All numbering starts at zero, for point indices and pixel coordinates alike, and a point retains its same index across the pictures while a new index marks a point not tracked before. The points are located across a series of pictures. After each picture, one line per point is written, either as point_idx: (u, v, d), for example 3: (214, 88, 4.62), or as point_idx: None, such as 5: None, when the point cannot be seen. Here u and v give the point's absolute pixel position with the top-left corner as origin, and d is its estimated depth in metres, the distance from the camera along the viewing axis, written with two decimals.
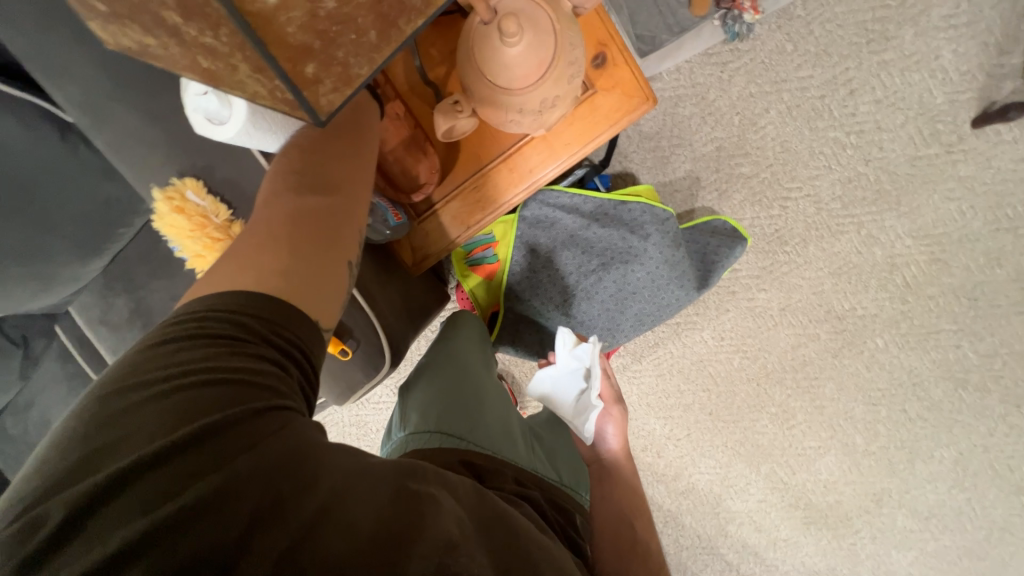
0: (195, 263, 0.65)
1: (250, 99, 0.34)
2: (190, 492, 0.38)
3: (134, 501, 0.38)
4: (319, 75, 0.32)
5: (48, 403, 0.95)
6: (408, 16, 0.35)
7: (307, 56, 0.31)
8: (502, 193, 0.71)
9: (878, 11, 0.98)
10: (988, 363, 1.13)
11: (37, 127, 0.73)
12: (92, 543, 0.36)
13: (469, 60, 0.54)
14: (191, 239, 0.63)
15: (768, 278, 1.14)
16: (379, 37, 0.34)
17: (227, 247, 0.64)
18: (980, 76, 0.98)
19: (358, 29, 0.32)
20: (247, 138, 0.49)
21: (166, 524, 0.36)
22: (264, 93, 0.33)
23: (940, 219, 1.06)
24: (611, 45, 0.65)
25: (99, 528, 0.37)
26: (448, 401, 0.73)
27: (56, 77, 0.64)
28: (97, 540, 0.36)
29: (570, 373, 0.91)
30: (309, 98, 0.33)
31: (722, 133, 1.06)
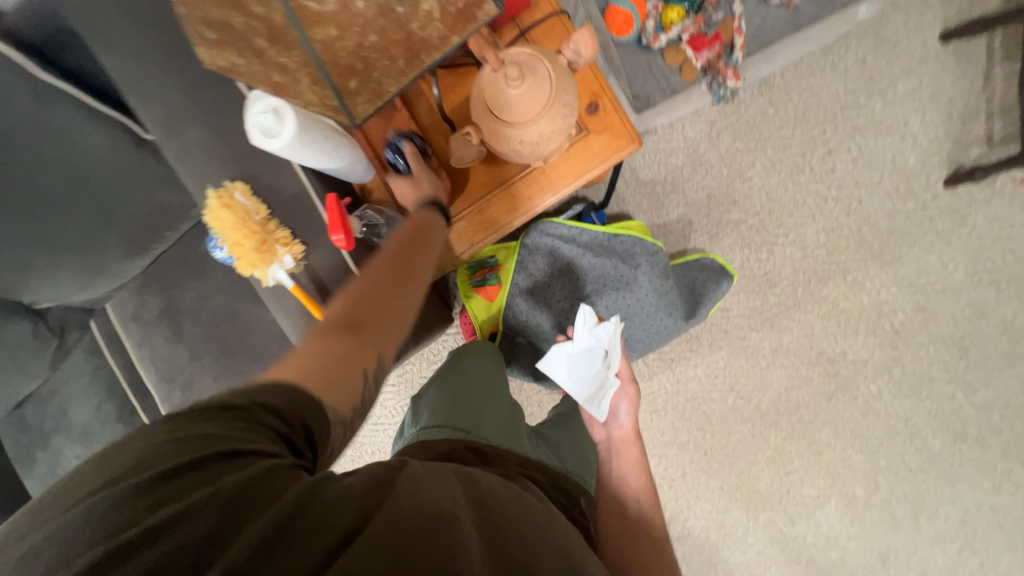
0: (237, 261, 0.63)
1: (306, 103, 0.49)
2: (181, 502, 0.39)
3: (141, 503, 0.39)
4: (358, 87, 0.48)
5: (72, 392, 1.02)
6: (428, 53, 0.49)
7: (352, 74, 0.46)
8: (504, 216, 0.79)
9: (849, 84, 1.09)
10: (985, 415, 1.13)
11: (117, 138, 0.79)
12: (97, 537, 0.38)
13: (479, 99, 0.64)
14: (234, 236, 0.62)
15: (760, 319, 1.19)
16: (404, 64, 0.49)
17: (268, 245, 0.62)
18: (948, 141, 1.07)
19: (389, 57, 0.47)
20: (291, 151, 0.58)
21: (158, 528, 0.38)
22: (318, 99, 0.48)
23: (923, 270, 1.11)
24: (602, 96, 0.76)
25: (102, 531, 0.38)
26: (454, 401, 0.75)
27: (130, 89, 0.68)
28: (100, 535, 0.38)
29: (587, 351, 0.88)
30: (349, 104, 0.48)
31: (712, 182, 1.17)
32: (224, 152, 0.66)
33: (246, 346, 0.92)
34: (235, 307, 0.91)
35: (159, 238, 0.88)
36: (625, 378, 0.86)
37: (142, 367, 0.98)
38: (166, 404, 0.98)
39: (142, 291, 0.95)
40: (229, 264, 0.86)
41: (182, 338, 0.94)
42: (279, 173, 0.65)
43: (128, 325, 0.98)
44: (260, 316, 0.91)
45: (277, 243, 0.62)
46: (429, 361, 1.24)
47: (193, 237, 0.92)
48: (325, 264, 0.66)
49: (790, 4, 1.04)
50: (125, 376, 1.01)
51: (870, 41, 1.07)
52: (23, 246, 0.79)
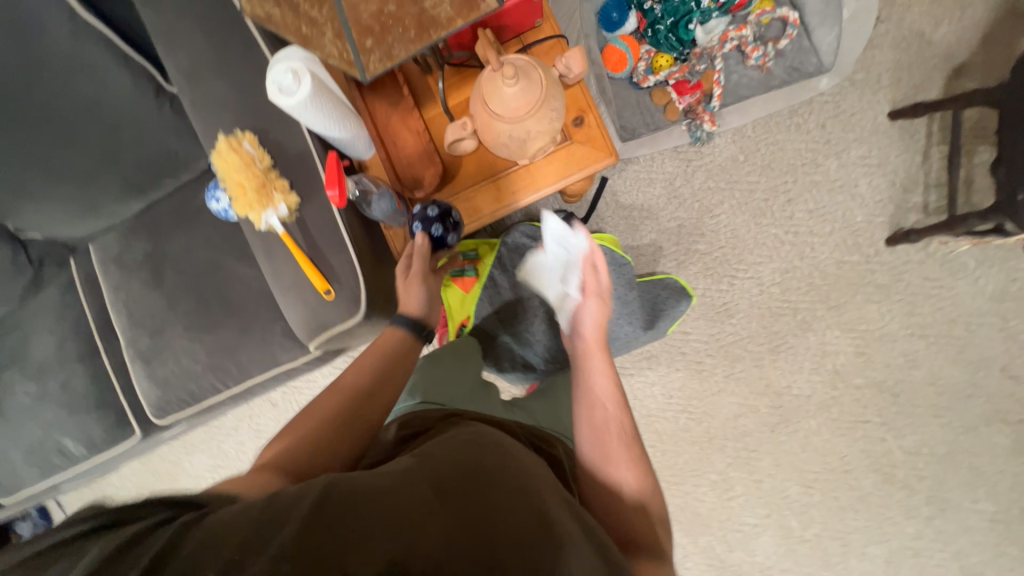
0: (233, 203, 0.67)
1: (324, 61, 0.56)
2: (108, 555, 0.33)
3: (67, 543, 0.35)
4: (372, 46, 0.55)
5: (37, 327, 1.02)
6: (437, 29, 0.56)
7: (368, 33, 0.54)
8: (487, 206, 0.86)
9: (810, 144, 1.23)
10: (912, 460, 1.21)
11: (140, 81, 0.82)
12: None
13: (477, 93, 0.72)
14: (234, 180, 0.66)
15: (715, 345, 1.27)
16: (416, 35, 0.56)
17: (262, 193, 0.66)
18: (891, 205, 1.20)
19: (402, 26, 0.55)
20: (302, 110, 0.65)
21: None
22: (335, 54, 0.55)
23: (863, 318, 1.22)
24: (588, 112, 0.84)
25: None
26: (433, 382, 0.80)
27: (162, 34, 0.74)
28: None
29: (559, 265, 0.88)
30: (362, 59, 0.55)
31: (684, 214, 1.27)
32: (239, 106, 0.71)
33: (223, 301, 0.94)
34: (219, 261, 0.94)
35: (158, 185, 0.92)
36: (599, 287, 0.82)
37: (114, 310, 1.00)
38: (131, 350, 0.98)
39: (129, 235, 0.98)
40: (222, 217, 0.90)
41: (161, 286, 0.96)
42: (287, 132, 0.70)
43: (108, 267, 0.99)
44: (243, 273, 0.94)
45: (272, 193, 0.67)
46: None
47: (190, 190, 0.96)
48: (316, 220, 0.70)
49: (763, 66, 1.17)
50: (94, 317, 1.01)
51: (830, 110, 1.21)
52: (23, 170, 0.82)
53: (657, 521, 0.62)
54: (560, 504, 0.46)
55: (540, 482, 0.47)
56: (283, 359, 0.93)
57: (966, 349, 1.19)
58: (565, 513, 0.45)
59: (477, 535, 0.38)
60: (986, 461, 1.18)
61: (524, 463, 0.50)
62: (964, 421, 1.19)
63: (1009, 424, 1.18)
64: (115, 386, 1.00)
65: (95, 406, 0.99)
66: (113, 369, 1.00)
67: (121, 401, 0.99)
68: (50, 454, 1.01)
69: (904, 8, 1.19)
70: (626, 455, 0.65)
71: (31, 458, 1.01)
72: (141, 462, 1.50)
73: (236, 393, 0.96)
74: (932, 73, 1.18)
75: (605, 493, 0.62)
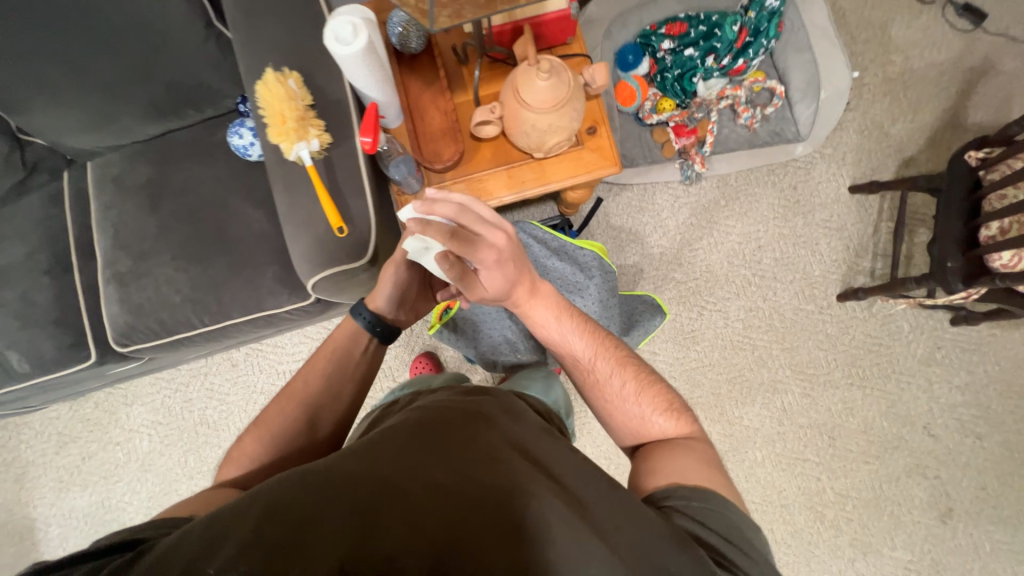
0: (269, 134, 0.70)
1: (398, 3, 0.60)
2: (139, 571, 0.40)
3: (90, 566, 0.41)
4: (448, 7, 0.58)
5: (8, 232, 0.97)
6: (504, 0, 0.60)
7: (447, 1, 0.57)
8: (496, 189, 0.92)
9: (782, 201, 1.38)
10: (842, 502, 1.29)
11: (194, 9, 0.84)
12: None
13: (511, 81, 0.80)
14: (273, 112, 0.69)
15: (678, 369, 1.34)
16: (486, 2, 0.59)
17: (299, 128, 0.69)
18: (844, 266, 1.35)
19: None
20: (351, 61, 0.69)
21: None
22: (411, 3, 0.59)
23: (812, 362, 1.33)
24: (602, 124, 0.93)
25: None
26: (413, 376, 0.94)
27: None
28: None
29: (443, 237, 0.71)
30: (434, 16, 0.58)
31: (666, 244, 1.38)
32: (290, 47, 0.76)
33: (219, 236, 0.94)
34: (224, 197, 0.95)
35: (181, 114, 0.93)
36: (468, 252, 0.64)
37: (99, 228, 0.97)
38: (108, 270, 0.95)
39: (135, 157, 0.97)
40: (240, 155, 0.91)
41: (157, 211, 0.96)
42: (331, 79, 0.75)
43: (104, 185, 0.98)
44: (246, 213, 0.95)
45: (310, 132, 0.70)
46: None
47: (210, 126, 0.97)
48: (342, 161, 0.74)
49: (751, 126, 1.33)
50: (74, 233, 0.98)
51: (801, 175, 1.38)
52: (51, 68, 0.82)
53: (681, 412, 0.70)
54: (491, 477, 0.50)
55: (472, 462, 0.52)
56: (268, 303, 0.93)
57: (896, 404, 1.31)
58: (499, 485, 0.49)
59: (406, 531, 0.44)
60: (905, 511, 1.28)
61: (457, 445, 0.54)
62: (889, 470, 1.30)
63: (927, 478, 1.29)
64: (81, 305, 0.96)
65: (52, 322, 0.94)
66: (82, 287, 0.97)
67: (84, 322, 0.95)
68: None
69: (868, 103, 1.40)
70: (636, 397, 0.72)
71: None
72: (71, 406, 1.39)
73: (210, 331, 0.94)
74: (886, 160, 1.38)
75: (624, 435, 0.72)
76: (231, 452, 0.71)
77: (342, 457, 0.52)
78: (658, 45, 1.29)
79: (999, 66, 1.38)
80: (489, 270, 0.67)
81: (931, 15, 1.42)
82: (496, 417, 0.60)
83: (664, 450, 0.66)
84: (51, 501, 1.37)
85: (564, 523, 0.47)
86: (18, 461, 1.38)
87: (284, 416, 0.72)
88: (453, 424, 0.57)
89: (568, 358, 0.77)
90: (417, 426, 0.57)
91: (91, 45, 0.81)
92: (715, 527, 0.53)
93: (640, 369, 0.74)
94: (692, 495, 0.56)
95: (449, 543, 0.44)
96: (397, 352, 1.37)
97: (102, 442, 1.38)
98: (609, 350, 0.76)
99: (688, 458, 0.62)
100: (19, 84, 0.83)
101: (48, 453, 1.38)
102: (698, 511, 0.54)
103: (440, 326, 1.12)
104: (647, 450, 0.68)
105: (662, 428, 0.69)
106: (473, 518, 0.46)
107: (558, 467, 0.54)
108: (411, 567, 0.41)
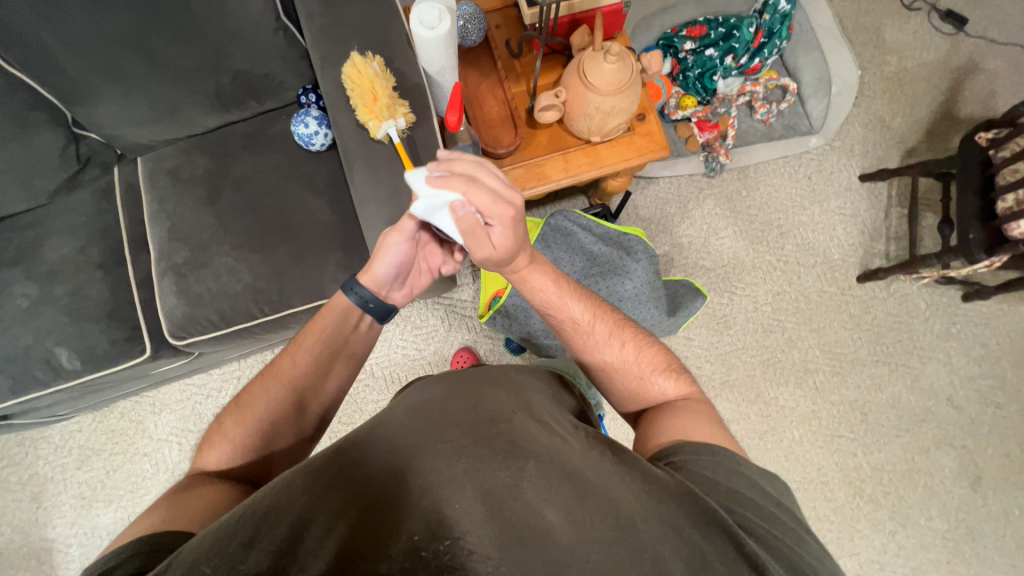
0: (362, 117, 0.73)
1: None
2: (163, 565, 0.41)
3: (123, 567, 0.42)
4: None
5: (56, 227, 0.96)
6: None
7: None
8: (554, 173, 0.96)
9: (798, 190, 1.46)
10: (878, 476, 1.33)
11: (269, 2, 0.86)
12: None
13: (577, 68, 0.86)
14: (365, 97, 0.71)
15: (714, 353, 1.38)
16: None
17: (388, 108, 0.71)
18: (861, 250, 1.43)
19: None
20: (435, 43, 0.72)
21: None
22: None
23: (839, 341, 1.39)
24: (649, 111, 0.98)
25: None
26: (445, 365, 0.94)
27: None
28: None
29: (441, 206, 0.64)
30: None
31: (693, 234, 1.43)
32: (367, 35, 0.79)
33: (280, 224, 0.95)
34: (284, 186, 0.96)
35: (241, 105, 0.96)
36: (487, 204, 0.62)
37: (153, 221, 0.96)
38: (164, 263, 0.94)
39: (190, 150, 0.98)
40: (303, 143, 0.93)
41: (215, 203, 0.95)
42: (408, 63, 0.78)
43: (158, 178, 0.98)
44: (306, 201, 0.95)
45: (398, 112, 0.72)
46: (413, 327, 1.36)
47: (268, 118, 0.99)
48: (424, 142, 0.77)
49: (767, 121, 1.42)
50: (126, 227, 0.97)
51: (815, 165, 1.47)
52: (125, 58, 0.83)
53: (677, 368, 0.72)
54: (488, 445, 0.49)
55: (470, 428, 0.51)
56: (330, 289, 0.93)
57: (919, 378, 1.37)
58: (497, 451, 0.48)
59: (403, 509, 0.44)
60: (938, 481, 1.33)
61: (457, 414, 0.53)
62: (920, 442, 1.35)
63: (955, 448, 1.34)
64: (135, 298, 0.94)
65: (105, 316, 0.92)
66: (136, 281, 0.95)
67: (138, 316, 0.93)
68: (33, 366, 0.89)
69: (870, 99, 1.51)
70: (633, 359, 0.73)
71: (8, 367, 0.89)
72: (93, 418, 1.33)
73: (270, 321, 0.93)
74: (891, 150, 1.48)
75: (627, 398, 0.73)
76: (214, 431, 0.67)
77: (338, 448, 0.52)
78: (680, 46, 1.37)
79: (983, 64, 1.52)
80: (500, 227, 0.64)
81: (919, 21, 1.55)
82: (497, 386, 0.60)
83: (668, 407, 0.67)
84: (71, 520, 1.28)
85: (564, 479, 0.48)
86: (36, 479, 1.30)
87: (272, 400, 0.69)
88: (452, 396, 0.57)
89: (566, 324, 0.76)
90: (416, 408, 0.56)
91: (168, 34, 0.83)
92: (722, 480, 0.54)
93: (633, 330, 0.76)
94: (701, 450, 0.58)
95: (449, 539, 0.41)
96: (436, 348, 1.36)
97: (128, 454, 1.32)
98: (607, 315, 0.76)
99: (694, 425, 0.63)
100: (90, 73, 0.84)
101: (68, 469, 1.30)
102: (708, 464, 0.56)
103: (491, 314, 1.16)
104: (653, 409, 0.69)
105: (661, 384, 0.71)
106: (469, 489, 0.45)
107: (562, 429, 0.56)
108: (412, 543, 0.41)
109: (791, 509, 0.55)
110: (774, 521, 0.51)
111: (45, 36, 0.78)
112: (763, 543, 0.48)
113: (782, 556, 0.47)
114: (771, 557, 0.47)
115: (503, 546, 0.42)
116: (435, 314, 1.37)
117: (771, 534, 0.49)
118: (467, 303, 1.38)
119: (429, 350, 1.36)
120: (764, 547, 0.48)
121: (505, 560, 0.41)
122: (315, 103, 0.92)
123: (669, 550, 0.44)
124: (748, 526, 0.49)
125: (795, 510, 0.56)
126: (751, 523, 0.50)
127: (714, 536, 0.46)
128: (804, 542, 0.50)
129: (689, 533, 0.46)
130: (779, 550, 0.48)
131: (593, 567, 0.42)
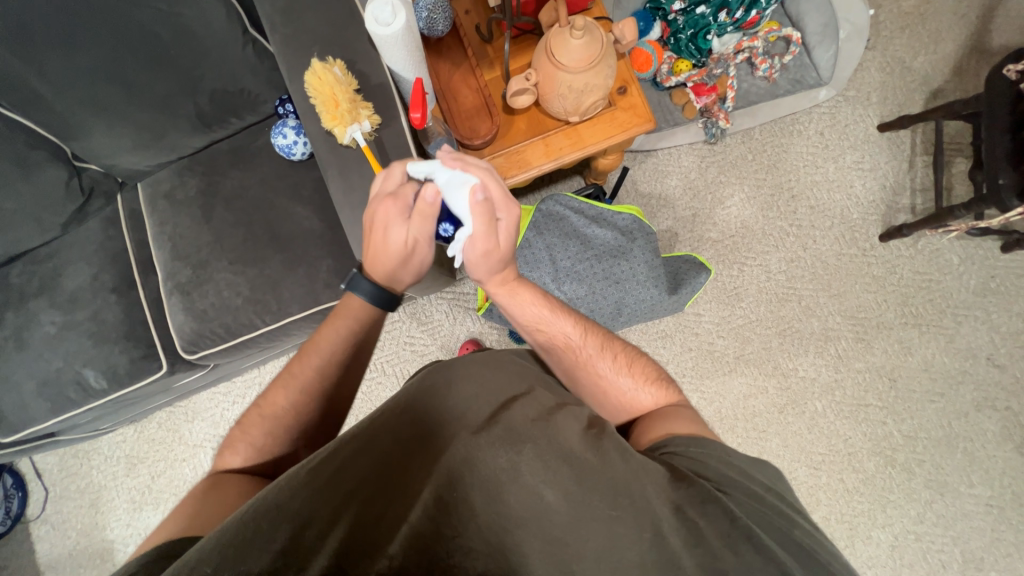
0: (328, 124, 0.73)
1: None
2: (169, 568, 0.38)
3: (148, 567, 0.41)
4: None
5: (70, 258, 1.02)
6: None
7: None
8: (535, 158, 0.93)
9: (810, 147, 1.37)
10: (911, 444, 1.26)
11: (234, 17, 0.87)
12: None
13: (546, 47, 0.82)
14: (328, 102, 0.71)
15: (726, 327, 1.33)
16: None
17: (352, 116, 0.72)
18: (881, 206, 1.34)
19: None
20: (393, 41, 0.70)
21: None
22: None
23: (862, 306, 1.31)
24: (630, 82, 0.93)
25: None
26: None
27: None
28: None
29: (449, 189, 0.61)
30: None
31: (697, 205, 1.37)
32: (330, 38, 0.79)
33: (272, 236, 0.97)
34: (272, 198, 0.98)
35: (224, 123, 0.99)
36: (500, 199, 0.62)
37: (157, 243, 1.01)
38: (169, 282, 0.99)
39: (183, 172, 1.02)
40: (283, 154, 0.95)
41: (210, 221, 0.99)
42: (372, 63, 0.78)
43: (157, 202, 1.02)
44: (294, 211, 0.97)
45: (362, 115, 0.72)
46: (418, 323, 1.38)
47: (252, 132, 1.02)
48: (393, 142, 0.78)
49: (770, 77, 1.32)
50: (133, 251, 1.03)
51: (827, 120, 1.38)
52: (107, 89, 0.86)
53: (664, 381, 0.68)
54: (486, 433, 0.47)
55: (468, 420, 0.49)
56: (325, 296, 0.95)
57: (955, 339, 1.28)
58: (494, 438, 0.47)
59: (406, 502, 0.43)
60: (979, 446, 1.25)
61: (458, 403, 0.51)
62: (957, 407, 1.26)
63: (997, 410, 1.26)
64: (148, 318, 1.00)
65: (122, 337, 0.98)
66: (147, 301, 1.01)
67: (152, 334, 0.99)
68: (66, 387, 0.96)
69: (887, 41, 1.39)
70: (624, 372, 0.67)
71: (43, 390, 0.97)
72: (134, 428, 1.43)
73: (271, 331, 0.96)
74: (913, 95, 1.36)
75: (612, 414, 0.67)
76: (231, 435, 0.65)
77: (340, 440, 0.49)
78: (668, 7, 1.26)
79: None
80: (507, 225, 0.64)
81: None
82: (500, 371, 0.58)
83: (653, 419, 0.62)
84: (126, 522, 1.39)
85: (562, 461, 0.46)
86: (92, 486, 1.41)
87: (291, 399, 0.66)
88: (455, 381, 0.54)
89: (558, 340, 0.69)
90: (418, 392, 0.54)
91: (142, 61, 0.85)
92: (712, 464, 0.52)
93: (624, 345, 0.71)
94: (689, 441, 0.55)
95: (448, 530, 0.41)
96: (443, 342, 1.38)
97: (169, 461, 1.41)
98: (597, 330, 0.71)
99: (679, 421, 0.60)
100: (78, 108, 0.88)
101: (118, 476, 1.41)
102: (698, 453, 0.54)
103: (488, 306, 1.17)
104: (638, 422, 0.64)
105: (650, 401, 0.65)
106: (469, 478, 0.44)
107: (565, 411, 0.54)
108: (415, 537, 0.40)
109: (781, 491, 0.53)
110: (764, 500, 0.49)
111: (31, 77, 0.82)
112: (755, 520, 0.46)
113: (780, 529, 0.46)
114: (769, 536, 0.45)
115: (502, 534, 0.41)
116: (440, 309, 1.39)
117: (759, 510, 0.48)
118: (469, 295, 1.39)
119: (437, 344, 1.38)
120: (759, 524, 0.46)
121: (503, 549, 0.41)
122: (292, 113, 0.93)
123: (668, 528, 0.43)
124: (741, 506, 0.47)
125: (785, 490, 0.54)
126: (744, 505, 0.47)
127: (710, 512, 0.45)
128: (793, 519, 0.48)
129: (687, 510, 0.45)
130: (772, 526, 0.46)
131: (590, 549, 0.41)
